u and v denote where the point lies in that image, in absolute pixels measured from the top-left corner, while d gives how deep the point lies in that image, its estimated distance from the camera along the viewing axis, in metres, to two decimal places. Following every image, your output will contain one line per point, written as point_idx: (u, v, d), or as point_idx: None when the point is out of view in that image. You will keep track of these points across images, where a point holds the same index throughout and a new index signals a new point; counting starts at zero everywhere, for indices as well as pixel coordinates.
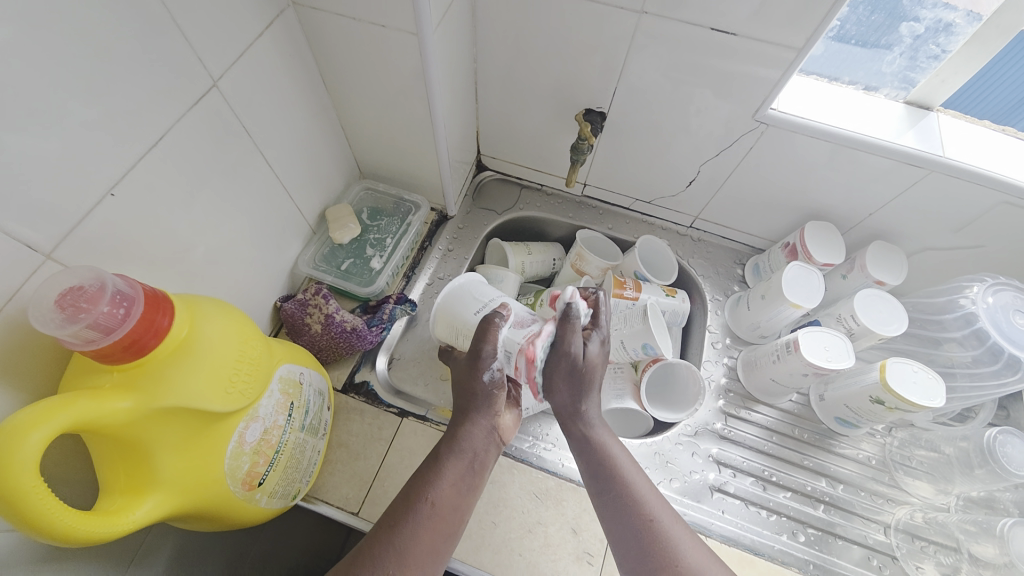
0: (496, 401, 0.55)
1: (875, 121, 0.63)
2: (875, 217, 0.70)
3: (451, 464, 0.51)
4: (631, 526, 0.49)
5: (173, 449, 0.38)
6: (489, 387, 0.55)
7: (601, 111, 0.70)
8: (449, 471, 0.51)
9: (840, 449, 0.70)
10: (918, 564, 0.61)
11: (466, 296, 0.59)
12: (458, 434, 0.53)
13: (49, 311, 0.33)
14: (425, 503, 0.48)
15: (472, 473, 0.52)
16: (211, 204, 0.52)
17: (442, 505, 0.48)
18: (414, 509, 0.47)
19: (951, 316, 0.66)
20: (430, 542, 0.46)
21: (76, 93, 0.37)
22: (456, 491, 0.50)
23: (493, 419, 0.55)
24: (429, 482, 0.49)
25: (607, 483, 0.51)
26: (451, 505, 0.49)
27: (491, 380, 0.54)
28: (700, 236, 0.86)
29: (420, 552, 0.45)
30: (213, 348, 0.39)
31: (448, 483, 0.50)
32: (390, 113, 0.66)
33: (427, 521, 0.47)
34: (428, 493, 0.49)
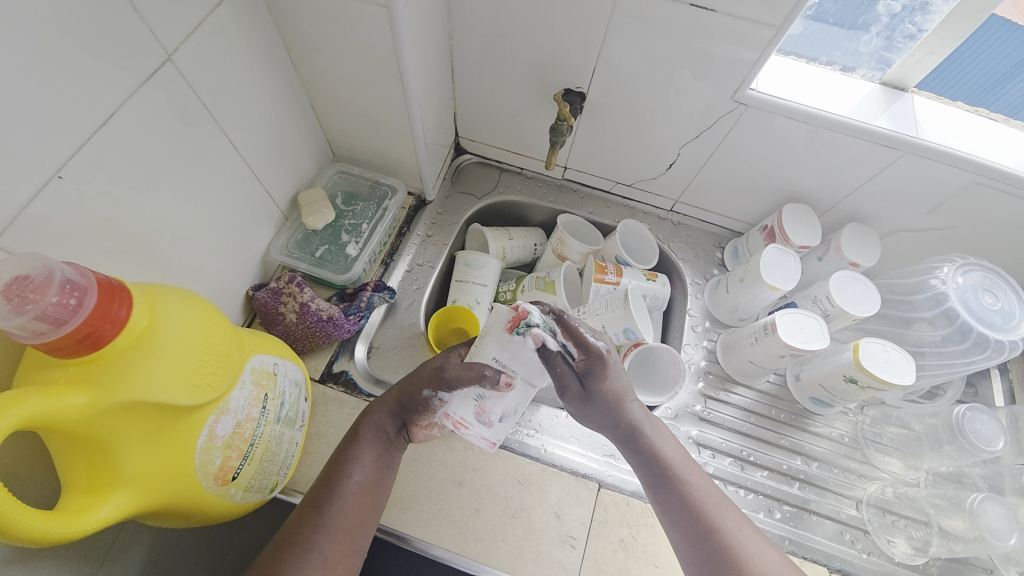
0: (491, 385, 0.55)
1: (849, 101, 0.63)
2: (851, 200, 0.70)
3: (369, 436, 0.50)
4: (695, 530, 0.48)
5: (138, 444, 0.37)
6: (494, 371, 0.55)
7: (580, 92, 0.68)
8: (365, 444, 0.50)
9: (814, 428, 0.71)
10: (889, 538, 0.63)
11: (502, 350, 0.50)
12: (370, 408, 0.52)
13: None
14: (349, 482, 0.48)
15: (390, 449, 0.52)
16: (172, 188, 0.49)
17: (363, 479, 0.48)
18: (337, 483, 0.47)
19: (922, 296, 0.68)
20: (356, 516, 0.47)
21: (13, 65, 0.34)
22: (371, 463, 0.49)
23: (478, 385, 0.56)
24: (347, 460, 0.49)
25: (666, 490, 0.51)
26: (372, 482, 0.49)
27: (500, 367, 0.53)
28: (681, 220, 0.86)
29: (349, 522, 0.46)
30: (177, 339, 0.38)
31: (368, 459, 0.49)
32: (362, 92, 0.63)
33: (353, 496, 0.47)
34: (348, 469, 0.48)
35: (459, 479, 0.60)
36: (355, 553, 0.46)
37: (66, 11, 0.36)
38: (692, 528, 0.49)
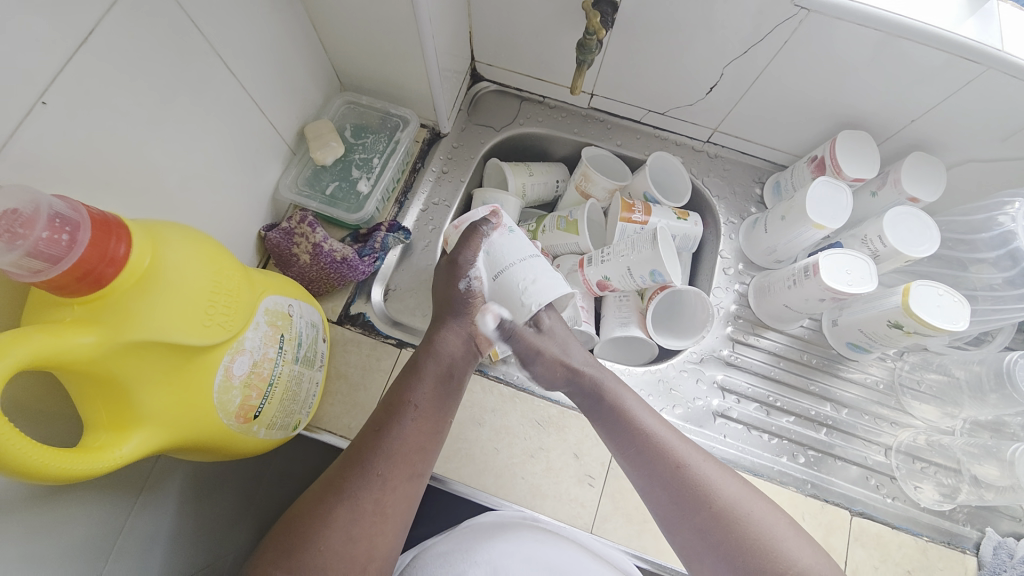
0: (473, 312, 0.55)
1: (933, 5, 0.53)
2: (918, 125, 0.62)
3: (430, 371, 0.52)
4: (659, 474, 0.48)
5: (153, 384, 0.36)
6: (464, 297, 0.54)
7: (612, 1, 0.60)
8: (426, 379, 0.52)
9: (846, 374, 0.68)
10: (916, 484, 0.61)
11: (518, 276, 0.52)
12: (433, 341, 0.54)
13: None
14: (409, 409, 0.49)
15: (452, 381, 0.53)
16: (169, 119, 0.45)
17: (425, 406, 0.50)
18: (399, 414, 0.49)
19: (987, 236, 0.61)
20: (415, 442, 0.48)
21: None
22: (435, 397, 0.51)
23: (472, 329, 0.55)
24: (408, 390, 0.51)
25: (629, 439, 0.51)
26: (433, 409, 0.51)
27: (467, 289, 0.54)
28: (717, 152, 0.79)
29: (407, 452, 0.48)
30: (182, 278, 0.36)
31: (429, 389, 0.51)
32: (369, 8, 0.56)
33: (413, 423, 0.49)
34: (412, 399, 0.50)
35: (479, 420, 0.60)
36: (415, 478, 0.48)
37: None
38: (654, 471, 0.49)
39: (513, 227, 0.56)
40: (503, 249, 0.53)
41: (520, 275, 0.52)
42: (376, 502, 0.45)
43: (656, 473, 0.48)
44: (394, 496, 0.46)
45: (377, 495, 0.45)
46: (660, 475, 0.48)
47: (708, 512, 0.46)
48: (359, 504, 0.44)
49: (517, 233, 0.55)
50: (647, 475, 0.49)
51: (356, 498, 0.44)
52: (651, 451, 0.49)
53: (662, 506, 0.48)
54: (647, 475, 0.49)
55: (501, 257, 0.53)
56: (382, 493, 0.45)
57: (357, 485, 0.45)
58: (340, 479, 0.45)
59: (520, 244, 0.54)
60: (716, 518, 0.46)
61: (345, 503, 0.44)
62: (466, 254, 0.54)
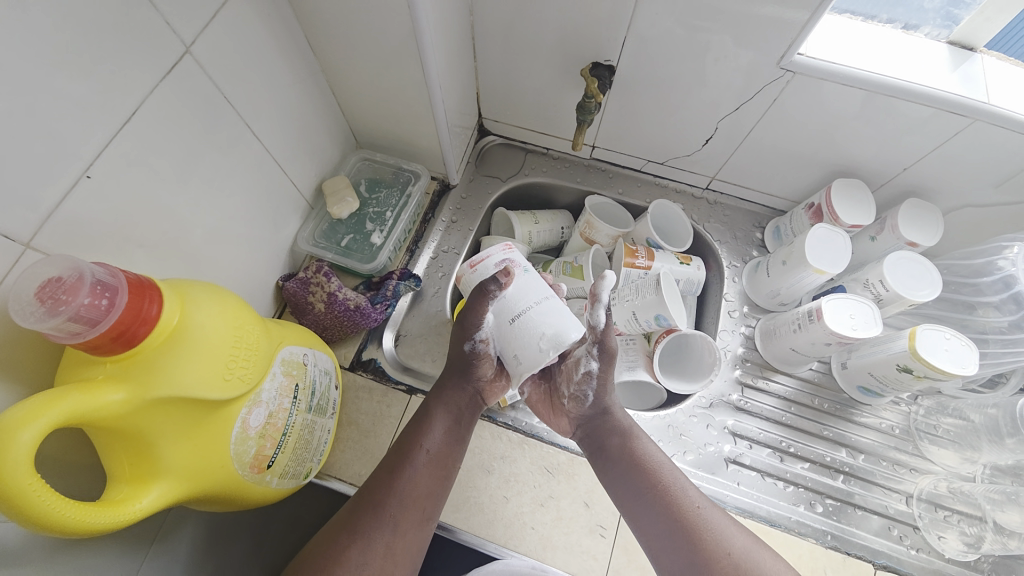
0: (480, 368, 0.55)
1: (916, 64, 0.56)
2: (911, 172, 0.64)
3: (441, 416, 0.54)
4: (665, 524, 0.49)
5: (174, 438, 0.38)
6: (471, 356, 0.55)
7: (609, 66, 0.64)
8: (437, 423, 0.53)
9: (860, 418, 0.67)
10: (940, 534, 0.59)
11: (527, 338, 0.49)
12: (442, 389, 0.55)
13: (29, 305, 0.31)
14: (421, 453, 0.51)
15: (460, 426, 0.55)
16: (198, 183, 0.49)
17: (436, 452, 0.51)
18: (411, 458, 0.50)
19: (989, 279, 0.62)
20: (426, 486, 0.49)
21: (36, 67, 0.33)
22: (447, 442, 0.53)
23: (479, 382, 0.56)
24: (420, 434, 0.52)
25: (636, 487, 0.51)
26: (445, 454, 0.52)
27: (472, 350, 0.54)
28: (717, 198, 0.81)
29: (418, 496, 0.49)
30: (206, 335, 0.38)
31: (439, 434, 0.53)
32: (382, 77, 0.61)
33: (424, 467, 0.50)
34: (423, 443, 0.51)
35: (487, 467, 0.60)
36: (425, 523, 0.48)
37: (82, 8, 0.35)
38: (650, 514, 0.49)
39: (525, 266, 0.53)
40: (516, 294, 0.51)
41: (530, 305, 0.50)
42: (387, 547, 0.45)
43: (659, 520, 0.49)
44: (404, 541, 0.47)
45: (388, 539, 0.46)
46: (661, 524, 0.49)
47: (723, 563, 0.45)
48: (371, 546, 0.45)
49: (533, 274, 0.52)
50: (647, 521, 0.49)
51: (368, 539, 0.45)
52: (658, 501, 0.50)
53: (668, 559, 0.47)
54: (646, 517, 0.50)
55: (512, 307, 0.50)
56: (393, 537, 0.46)
57: (370, 526, 0.46)
58: (353, 518, 0.46)
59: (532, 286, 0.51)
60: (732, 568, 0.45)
61: (356, 543, 0.45)
62: (473, 320, 0.53)
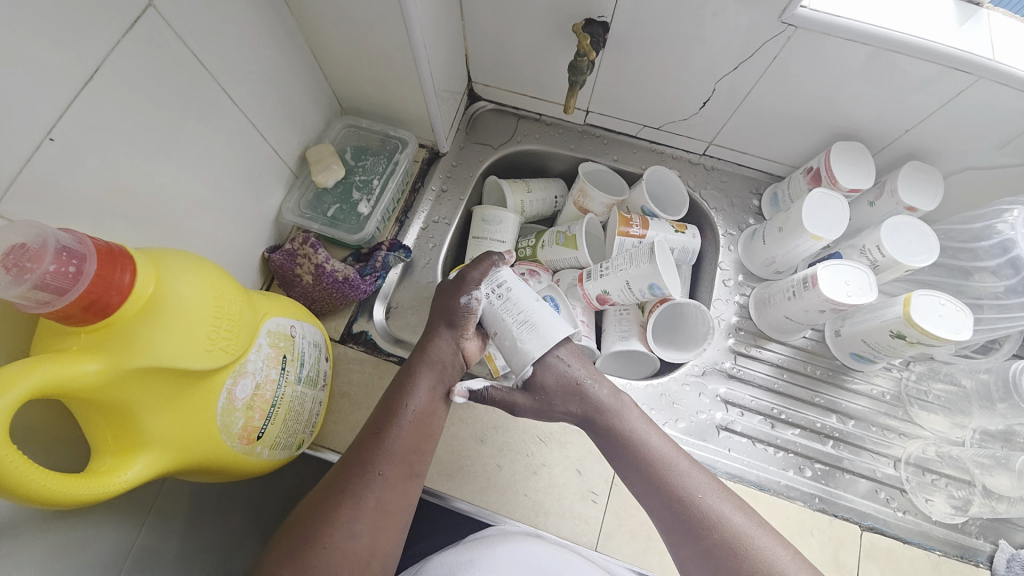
0: (467, 325, 0.54)
1: (924, 19, 0.54)
2: (913, 134, 0.62)
3: (427, 375, 0.52)
4: (662, 500, 0.49)
5: (157, 409, 0.37)
6: (462, 311, 0.53)
7: (603, 22, 0.61)
8: (423, 381, 0.52)
9: (852, 385, 0.68)
10: (927, 496, 0.60)
11: (520, 326, 0.51)
12: (428, 345, 0.54)
13: None
14: (406, 411, 0.50)
15: (445, 385, 0.53)
16: (173, 150, 0.47)
17: (422, 409, 0.50)
18: (396, 416, 0.49)
19: (987, 244, 0.61)
20: (413, 442, 0.49)
21: None
22: (433, 397, 0.52)
23: (462, 341, 0.55)
24: (405, 392, 0.51)
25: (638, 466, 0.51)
26: (430, 413, 0.51)
27: (466, 305, 0.53)
28: (714, 165, 0.79)
29: (405, 453, 0.48)
30: (185, 304, 0.37)
31: (425, 393, 0.51)
32: (365, 36, 0.58)
33: (410, 423, 0.49)
34: (407, 400, 0.50)
35: (481, 436, 0.60)
36: (413, 478, 0.48)
37: None
38: (657, 496, 0.50)
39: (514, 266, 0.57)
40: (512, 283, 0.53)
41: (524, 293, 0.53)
42: (378, 502, 0.45)
43: (658, 496, 0.49)
44: (393, 495, 0.46)
45: (378, 494, 0.46)
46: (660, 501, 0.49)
47: (714, 537, 0.47)
48: (360, 504, 0.45)
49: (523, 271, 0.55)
50: (648, 497, 0.50)
51: (358, 496, 0.45)
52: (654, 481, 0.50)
53: (667, 524, 0.49)
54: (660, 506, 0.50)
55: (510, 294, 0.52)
56: (382, 492, 0.46)
57: (358, 484, 0.45)
58: (342, 479, 0.46)
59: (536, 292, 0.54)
60: (722, 548, 0.46)
61: (347, 502, 0.44)
62: (473, 274, 0.54)
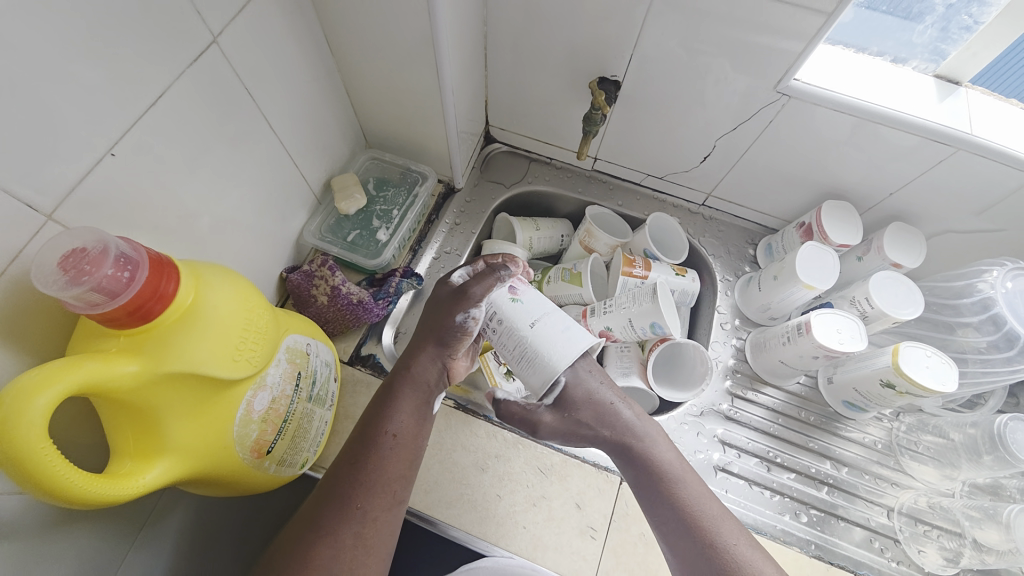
0: (457, 345, 0.54)
1: (906, 96, 0.60)
2: (897, 197, 0.67)
3: (408, 399, 0.52)
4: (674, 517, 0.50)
5: (181, 415, 0.38)
6: (456, 329, 0.54)
7: (615, 80, 0.67)
8: (404, 407, 0.51)
9: (846, 433, 0.69)
10: (919, 547, 0.61)
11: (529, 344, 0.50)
12: (411, 367, 0.54)
13: (51, 273, 0.32)
14: (387, 436, 0.49)
15: (428, 407, 0.53)
16: (214, 173, 0.49)
17: (403, 435, 0.50)
18: (377, 443, 0.49)
19: (970, 300, 0.64)
20: (395, 470, 0.48)
21: (75, 49, 0.34)
22: (414, 420, 0.51)
23: (449, 359, 0.55)
24: (386, 417, 0.50)
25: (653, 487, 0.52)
26: (411, 435, 0.51)
27: (462, 323, 0.54)
28: (713, 215, 0.84)
29: (386, 482, 0.48)
30: (219, 314, 0.39)
31: (405, 416, 0.51)
32: (397, 79, 0.62)
33: (391, 452, 0.49)
34: (388, 427, 0.50)
35: (482, 465, 0.61)
36: (397, 506, 0.48)
37: None
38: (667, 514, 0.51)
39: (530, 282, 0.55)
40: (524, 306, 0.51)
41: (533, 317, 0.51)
42: (356, 536, 0.45)
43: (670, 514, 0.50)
44: (374, 527, 0.46)
45: (357, 529, 0.45)
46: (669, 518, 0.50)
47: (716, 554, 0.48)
48: (339, 540, 0.44)
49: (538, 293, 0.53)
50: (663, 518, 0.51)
51: (336, 531, 0.44)
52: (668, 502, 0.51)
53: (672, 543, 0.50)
54: (677, 542, 0.49)
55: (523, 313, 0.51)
56: (362, 526, 0.45)
57: (336, 520, 0.45)
58: (319, 513, 0.45)
59: (536, 302, 0.52)
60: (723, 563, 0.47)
61: (324, 539, 0.44)
62: (476, 292, 0.54)
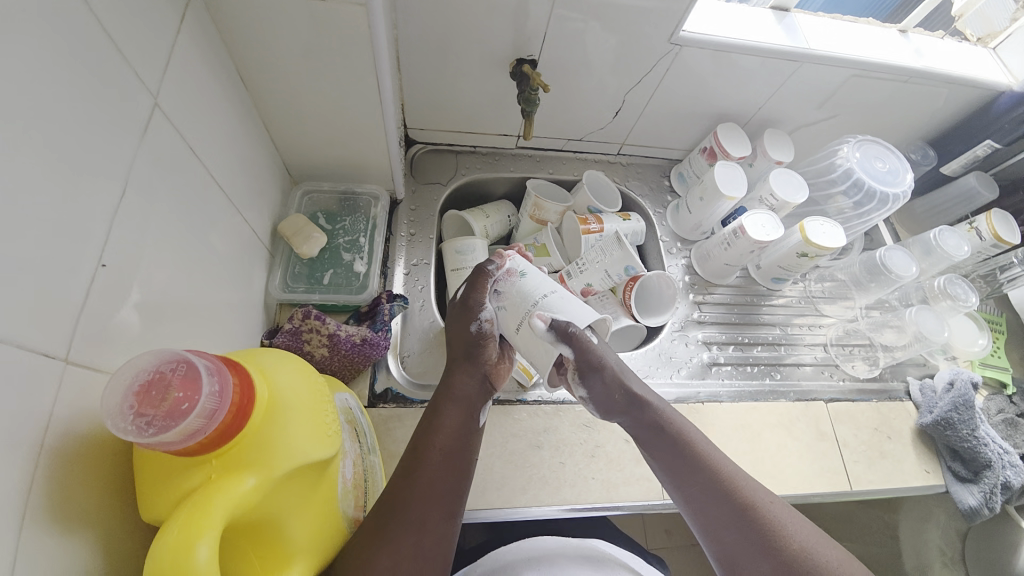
0: (488, 354, 0.55)
1: (762, 28, 0.73)
2: (764, 109, 0.83)
3: (453, 408, 0.51)
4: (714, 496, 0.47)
5: (302, 512, 0.35)
6: (477, 339, 0.54)
7: (532, 59, 0.71)
8: (450, 416, 0.51)
9: (773, 301, 0.87)
10: (851, 362, 0.81)
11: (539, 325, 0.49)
12: (453, 381, 0.53)
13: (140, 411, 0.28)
14: (436, 445, 0.48)
15: (474, 418, 0.52)
16: (184, 252, 0.43)
17: (449, 443, 0.49)
18: (427, 457, 0.47)
19: (835, 176, 0.83)
20: (444, 478, 0.46)
21: (42, 150, 0.28)
22: (462, 429, 0.50)
23: (486, 365, 0.55)
24: (432, 431, 0.49)
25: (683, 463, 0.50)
26: (459, 445, 0.49)
27: (479, 331, 0.54)
28: (629, 161, 0.94)
29: (439, 491, 0.45)
30: (298, 398, 0.36)
31: (453, 424, 0.50)
32: (329, 101, 0.58)
33: (440, 459, 0.47)
34: (438, 437, 0.49)
35: (536, 443, 0.65)
36: (452, 518, 0.46)
37: (69, 75, 0.30)
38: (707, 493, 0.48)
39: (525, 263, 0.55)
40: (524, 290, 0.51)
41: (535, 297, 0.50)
42: (415, 548, 0.42)
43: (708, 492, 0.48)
44: (430, 540, 0.43)
45: (413, 540, 0.42)
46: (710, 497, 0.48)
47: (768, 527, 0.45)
48: (398, 550, 0.41)
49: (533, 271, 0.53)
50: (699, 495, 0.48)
51: (393, 544, 0.41)
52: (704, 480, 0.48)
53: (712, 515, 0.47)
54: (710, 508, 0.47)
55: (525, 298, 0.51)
56: (417, 537, 0.42)
57: (393, 532, 0.42)
58: (377, 526, 0.42)
59: (537, 278, 0.52)
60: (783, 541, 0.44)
61: (383, 552, 0.41)
62: (477, 297, 0.54)
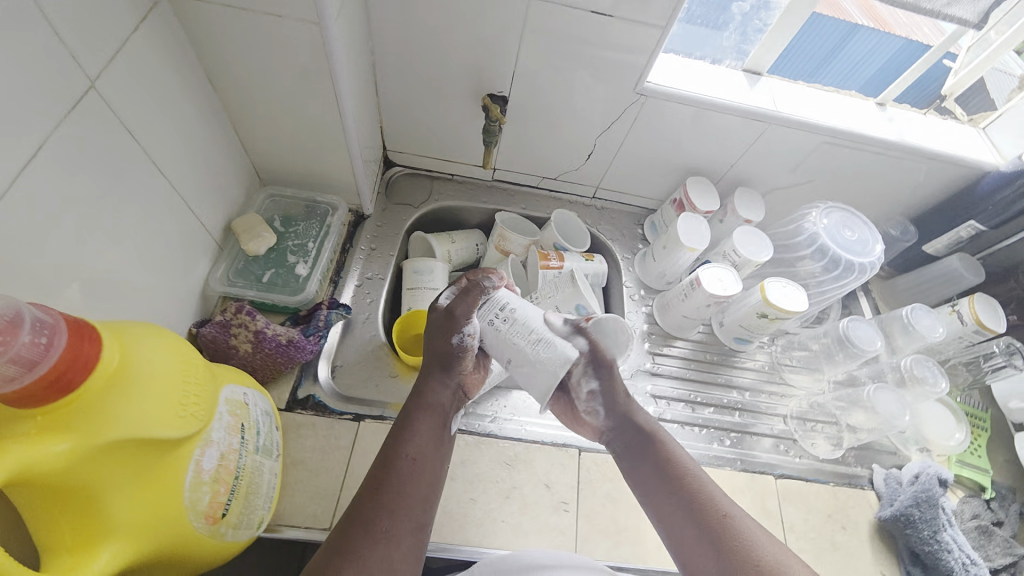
0: (463, 364, 0.55)
1: (732, 87, 0.75)
2: (737, 167, 0.83)
3: (425, 419, 0.52)
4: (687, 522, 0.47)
5: (128, 489, 0.35)
6: (457, 350, 0.54)
7: (502, 96, 0.74)
8: (422, 428, 0.51)
9: (740, 363, 0.83)
10: (811, 440, 0.75)
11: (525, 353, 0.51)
12: (423, 392, 0.53)
13: None
14: (405, 457, 0.48)
15: (445, 430, 0.53)
16: (106, 227, 0.45)
17: (418, 455, 0.49)
18: (394, 466, 0.47)
19: (801, 239, 0.81)
20: (411, 492, 0.46)
21: None
22: (424, 443, 0.50)
23: (460, 377, 0.56)
24: (400, 441, 0.49)
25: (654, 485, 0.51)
26: (426, 459, 0.49)
27: (460, 344, 0.54)
28: (604, 205, 0.95)
29: (407, 502, 0.45)
30: (153, 371, 0.36)
31: (424, 435, 0.50)
32: (293, 111, 0.62)
33: (411, 471, 0.47)
34: (407, 449, 0.49)
35: (450, 474, 0.62)
36: (421, 530, 0.45)
37: None
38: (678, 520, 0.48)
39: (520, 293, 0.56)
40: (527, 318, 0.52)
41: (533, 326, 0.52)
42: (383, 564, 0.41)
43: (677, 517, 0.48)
44: (399, 552, 0.43)
45: (383, 554, 0.42)
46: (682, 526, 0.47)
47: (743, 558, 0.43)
48: (364, 560, 0.40)
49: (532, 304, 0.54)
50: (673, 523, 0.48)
51: (361, 554, 0.41)
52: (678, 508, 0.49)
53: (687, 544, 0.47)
54: (682, 536, 0.47)
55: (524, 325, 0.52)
56: (388, 549, 0.42)
57: (364, 546, 0.41)
58: (338, 538, 0.42)
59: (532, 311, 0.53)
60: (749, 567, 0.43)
61: (351, 565, 0.40)
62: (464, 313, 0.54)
